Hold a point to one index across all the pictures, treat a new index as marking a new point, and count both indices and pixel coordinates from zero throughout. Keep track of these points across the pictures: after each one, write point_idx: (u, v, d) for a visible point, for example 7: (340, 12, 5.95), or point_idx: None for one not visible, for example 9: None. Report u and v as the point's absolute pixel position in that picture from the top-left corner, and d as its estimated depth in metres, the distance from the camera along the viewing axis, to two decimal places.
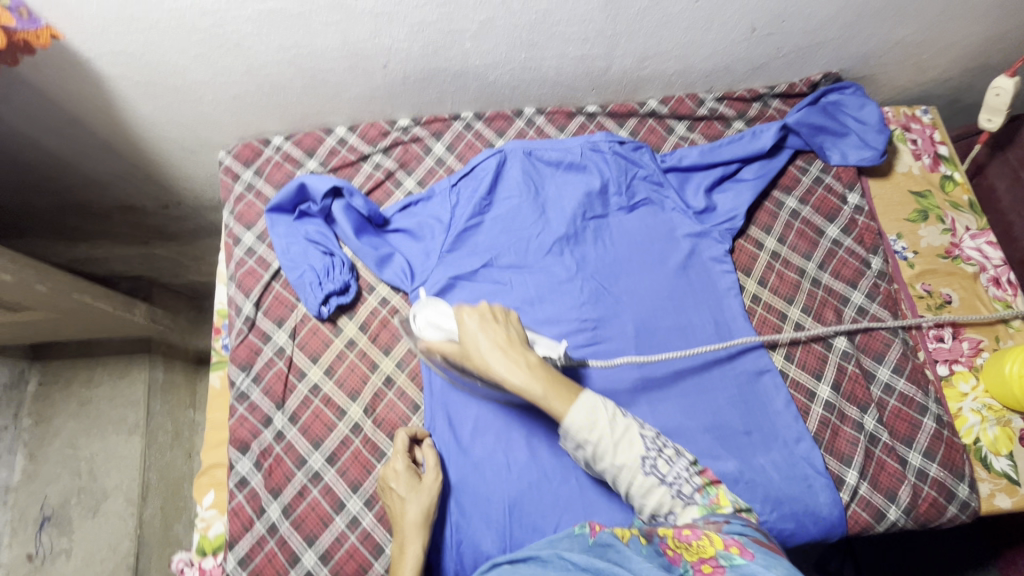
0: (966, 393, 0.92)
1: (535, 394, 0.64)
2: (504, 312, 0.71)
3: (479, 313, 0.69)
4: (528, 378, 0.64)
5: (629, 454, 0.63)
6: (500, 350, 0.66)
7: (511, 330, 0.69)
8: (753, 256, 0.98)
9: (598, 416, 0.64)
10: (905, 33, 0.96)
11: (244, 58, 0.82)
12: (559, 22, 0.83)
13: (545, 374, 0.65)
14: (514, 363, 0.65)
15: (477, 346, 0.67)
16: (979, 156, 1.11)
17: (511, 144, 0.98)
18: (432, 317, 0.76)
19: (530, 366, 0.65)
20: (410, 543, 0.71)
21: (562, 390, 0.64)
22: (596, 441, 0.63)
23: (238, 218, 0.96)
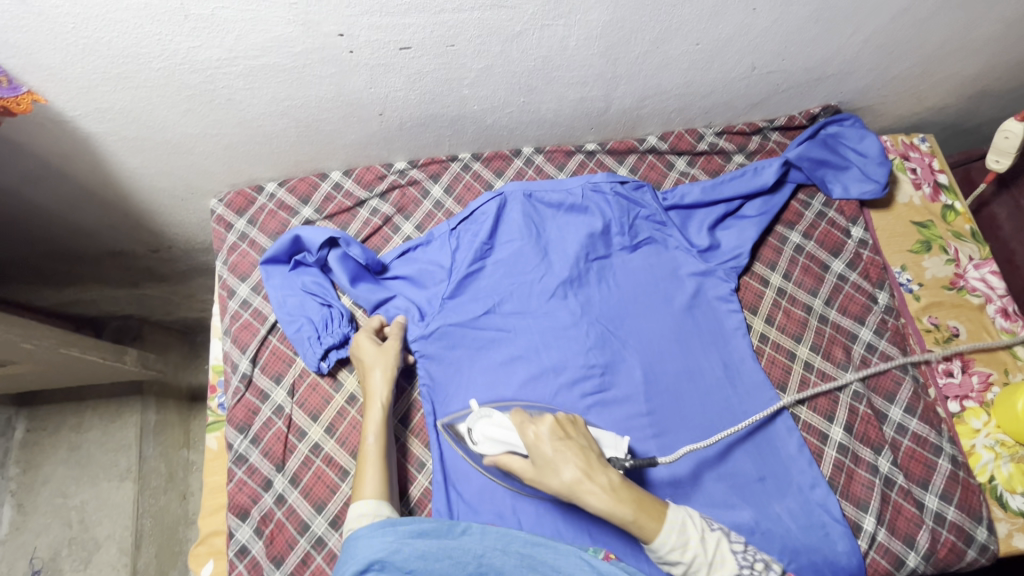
0: (978, 430, 0.90)
1: (628, 518, 0.65)
2: (569, 420, 0.72)
3: (547, 428, 0.70)
4: (612, 499, 0.65)
5: (724, 571, 0.64)
6: (580, 471, 0.67)
7: (583, 442, 0.70)
8: (759, 293, 0.97)
9: (683, 536, 0.65)
10: (904, 67, 0.96)
11: (235, 111, 0.79)
12: (558, 68, 0.81)
13: (631, 494, 0.66)
14: (598, 486, 0.66)
15: (554, 470, 0.67)
16: (984, 193, 1.12)
17: (510, 186, 0.96)
18: (489, 431, 0.74)
19: (614, 489, 0.66)
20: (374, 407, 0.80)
21: (650, 508, 0.66)
22: (693, 559, 0.64)
23: (232, 269, 0.94)
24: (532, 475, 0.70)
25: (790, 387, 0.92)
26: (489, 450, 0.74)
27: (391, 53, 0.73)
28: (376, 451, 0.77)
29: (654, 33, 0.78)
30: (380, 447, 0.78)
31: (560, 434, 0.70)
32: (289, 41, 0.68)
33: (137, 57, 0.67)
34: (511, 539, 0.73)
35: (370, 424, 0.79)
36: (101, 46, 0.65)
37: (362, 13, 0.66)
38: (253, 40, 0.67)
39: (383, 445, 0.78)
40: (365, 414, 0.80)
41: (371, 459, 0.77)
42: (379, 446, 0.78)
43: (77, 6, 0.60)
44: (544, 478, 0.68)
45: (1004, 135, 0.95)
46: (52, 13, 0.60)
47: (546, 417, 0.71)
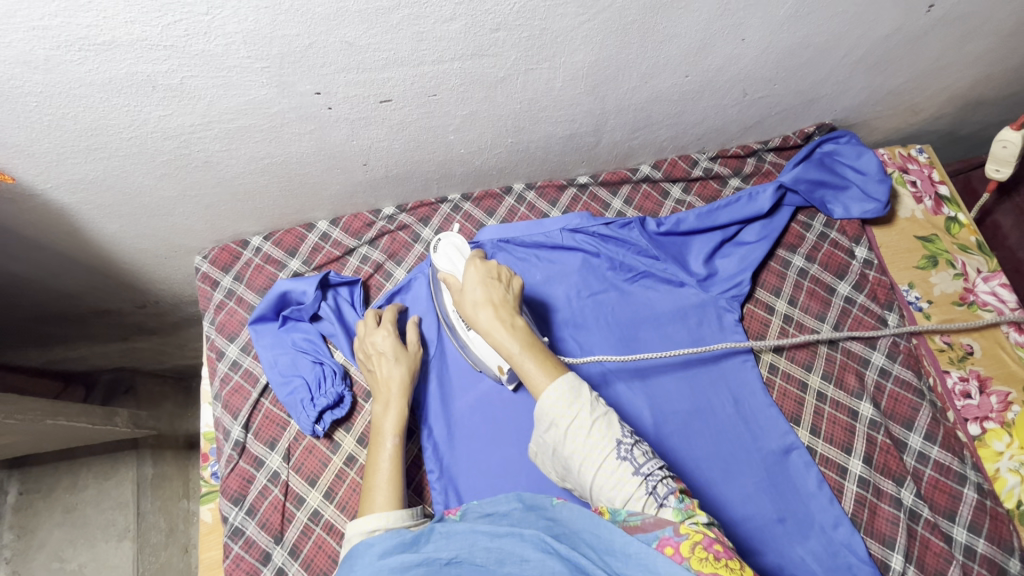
0: (1001, 452, 0.87)
1: (513, 353, 0.68)
2: (507, 274, 0.77)
3: (485, 271, 0.75)
4: (507, 334, 0.69)
5: (600, 439, 0.61)
6: (488, 301, 0.72)
7: (507, 292, 0.74)
8: (765, 322, 0.94)
9: (574, 391, 0.64)
10: (898, 82, 0.94)
11: (214, 171, 0.76)
12: (546, 108, 0.79)
13: (525, 338, 0.69)
14: (499, 317, 0.71)
15: (469, 295, 0.74)
16: (987, 204, 1.10)
17: (485, 234, 0.93)
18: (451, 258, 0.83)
19: (513, 325, 0.70)
20: (395, 407, 0.78)
21: (539, 355, 0.68)
22: (571, 413, 0.62)
23: (220, 329, 0.91)
24: (455, 301, 0.76)
25: (804, 419, 0.88)
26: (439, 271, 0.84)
27: (372, 107, 0.70)
28: (390, 456, 0.74)
29: (643, 68, 0.75)
30: (394, 454, 0.74)
31: (495, 275, 0.75)
32: (265, 102, 0.66)
33: (107, 128, 0.64)
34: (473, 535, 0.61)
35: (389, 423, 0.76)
36: (68, 120, 0.62)
37: (339, 71, 0.63)
38: (226, 104, 0.65)
39: (399, 450, 0.75)
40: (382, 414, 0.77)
41: (385, 464, 0.73)
42: (397, 449, 0.75)
43: (38, 85, 0.57)
44: (459, 302, 0.75)
45: (1003, 144, 0.93)
46: (13, 93, 0.57)
47: (489, 264, 0.77)
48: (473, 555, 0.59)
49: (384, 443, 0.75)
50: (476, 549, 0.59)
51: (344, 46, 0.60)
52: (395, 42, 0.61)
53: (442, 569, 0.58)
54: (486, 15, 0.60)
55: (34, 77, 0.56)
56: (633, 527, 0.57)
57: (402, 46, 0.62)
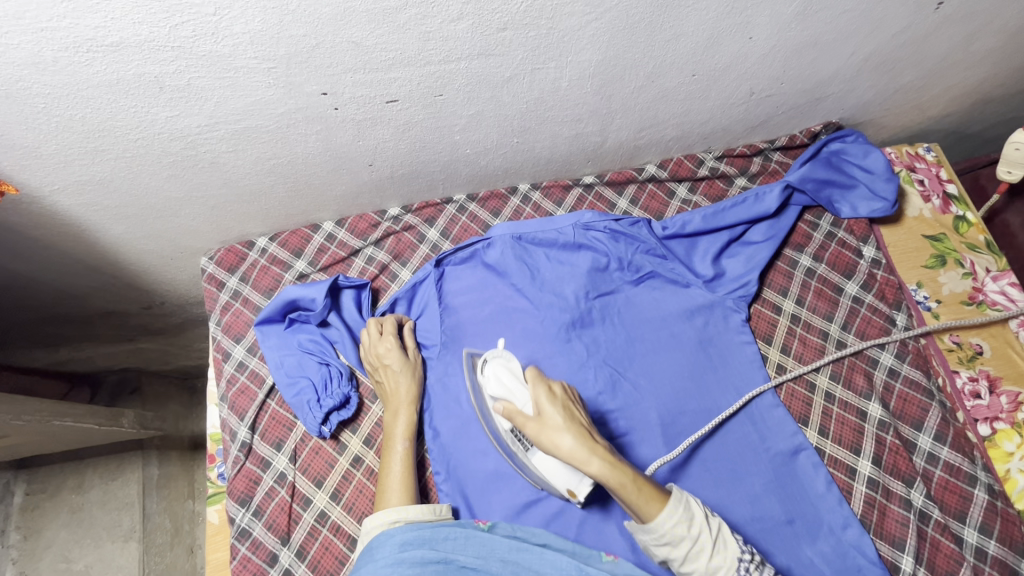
0: (1012, 453, 0.86)
1: (627, 485, 0.62)
2: (573, 394, 0.70)
3: (558, 391, 0.68)
4: (613, 467, 0.62)
5: (722, 562, 0.63)
6: (583, 439, 0.63)
7: (581, 412, 0.68)
8: (772, 322, 0.93)
9: (686, 512, 0.64)
10: (905, 81, 0.93)
11: (220, 172, 0.76)
12: (552, 108, 0.79)
13: (629, 466, 0.64)
14: (599, 450, 0.63)
15: (554, 429, 0.64)
16: (997, 203, 1.09)
17: (499, 228, 0.93)
18: (500, 375, 0.74)
19: (613, 457, 0.63)
20: (403, 416, 0.81)
21: (650, 487, 0.63)
22: (693, 535, 0.63)
23: (226, 330, 0.91)
24: (531, 431, 0.66)
25: (813, 419, 0.88)
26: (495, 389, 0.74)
27: (378, 107, 0.70)
28: (401, 460, 0.78)
29: (650, 67, 0.75)
30: (405, 458, 0.78)
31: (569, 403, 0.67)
32: (272, 103, 0.66)
33: (114, 130, 0.64)
34: (493, 544, 0.70)
35: (400, 428, 0.80)
36: (75, 122, 0.62)
37: (346, 71, 0.63)
38: (233, 104, 0.65)
39: (409, 454, 0.79)
40: (393, 419, 0.81)
41: (396, 466, 0.77)
42: (408, 452, 0.79)
43: (46, 86, 0.57)
44: (542, 435, 0.65)
45: (1015, 146, 0.92)
46: (20, 94, 0.57)
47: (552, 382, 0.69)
48: (490, 564, 0.68)
49: (395, 449, 0.79)
50: (494, 560, 0.68)
51: (351, 46, 0.60)
52: (402, 42, 0.61)
53: (460, 572, 0.66)
54: (493, 14, 0.60)
55: (42, 78, 0.56)
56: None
57: (409, 45, 0.62)
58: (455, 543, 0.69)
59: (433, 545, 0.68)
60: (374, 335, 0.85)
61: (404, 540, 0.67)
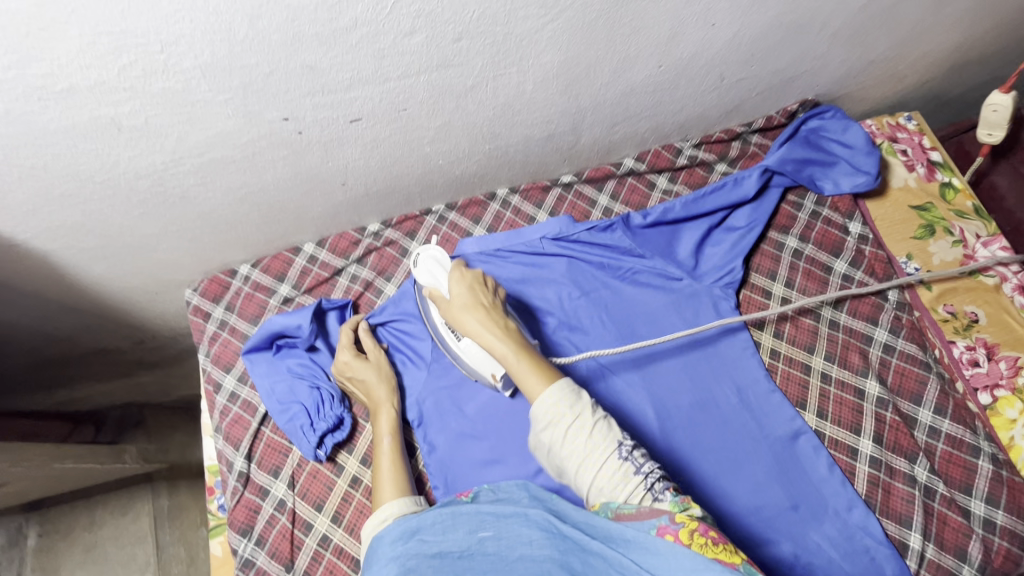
0: (1015, 420, 0.84)
1: (511, 357, 0.67)
2: (494, 285, 0.76)
3: (471, 275, 0.75)
4: (501, 337, 0.69)
5: (600, 440, 0.61)
6: (477, 314, 0.71)
7: (494, 294, 0.75)
8: (762, 307, 0.93)
9: (572, 394, 0.63)
10: (877, 53, 0.92)
11: (192, 206, 0.76)
12: (519, 111, 0.78)
13: (520, 340, 0.69)
14: (491, 321, 0.70)
15: (455, 304, 0.73)
16: (982, 166, 1.06)
17: (473, 241, 0.92)
18: (432, 264, 0.80)
19: (506, 329, 0.70)
20: (383, 411, 0.81)
21: (537, 365, 0.67)
22: (573, 413, 0.62)
23: (216, 360, 0.90)
24: (443, 313, 0.75)
25: (810, 402, 0.87)
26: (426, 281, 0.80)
27: (343, 127, 0.70)
28: (391, 455, 0.78)
29: (614, 63, 0.74)
30: (393, 452, 0.78)
31: (479, 288, 0.74)
32: (233, 133, 0.65)
33: (78, 174, 0.64)
34: (480, 518, 0.65)
35: (381, 425, 0.80)
36: (38, 170, 0.62)
37: (305, 95, 0.63)
38: (195, 138, 0.64)
39: (395, 448, 0.79)
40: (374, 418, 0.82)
41: (383, 463, 0.77)
42: (393, 445, 0.79)
43: (2, 138, 0.56)
44: (448, 309, 0.73)
45: (993, 108, 0.91)
46: None
47: (473, 271, 0.77)
48: (483, 546, 0.63)
49: (382, 444, 0.79)
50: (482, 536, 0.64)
51: (306, 70, 0.59)
52: (357, 61, 0.60)
53: (455, 562, 0.61)
54: (446, 26, 0.59)
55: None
56: (624, 515, 0.58)
57: (364, 64, 0.61)
58: (443, 528, 0.65)
59: (420, 537, 0.65)
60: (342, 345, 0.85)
61: (394, 537, 0.66)
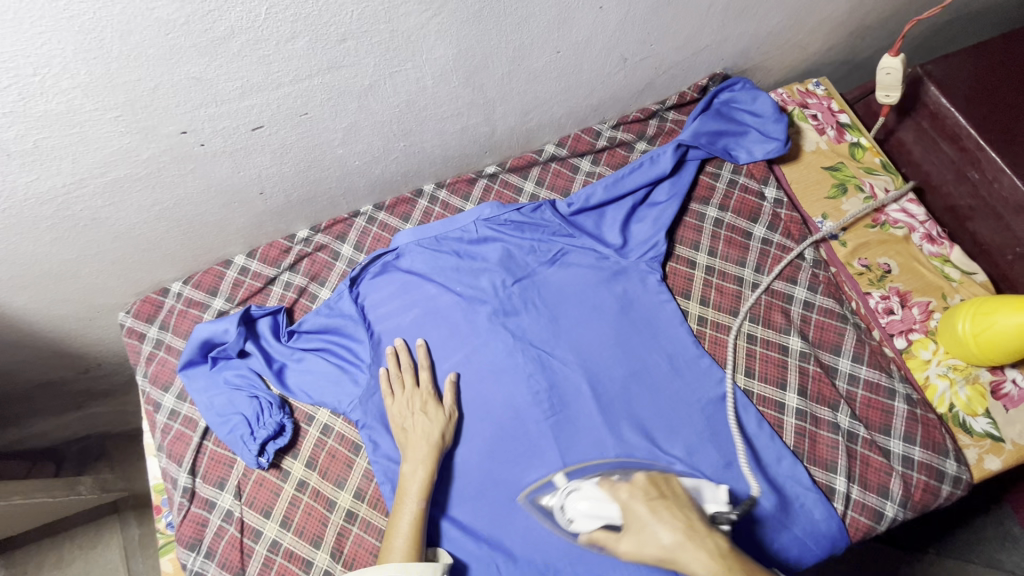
0: (929, 360, 0.90)
1: None
2: (665, 483, 0.72)
3: (641, 489, 0.71)
4: (718, 568, 0.61)
5: None
6: (682, 536, 0.64)
7: (676, 502, 0.69)
8: (688, 277, 0.96)
9: None
10: (774, 22, 0.96)
11: (106, 227, 0.76)
12: (426, 107, 0.79)
13: (742, 563, 0.63)
14: (705, 548, 0.63)
15: (653, 531, 0.66)
16: (889, 123, 1.12)
17: (403, 238, 0.93)
18: (579, 506, 0.73)
19: (722, 554, 0.63)
20: (419, 471, 0.78)
21: None
22: None
23: (154, 380, 0.90)
24: (631, 546, 0.68)
25: (738, 363, 0.90)
26: (581, 526, 0.73)
27: (246, 136, 0.70)
28: (413, 521, 0.75)
29: (510, 51, 0.76)
30: (417, 518, 0.75)
31: (658, 495, 0.70)
32: (131, 150, 0.66)
33: None
34: None
35: (414, 488, 0.77)
36: None
37: (198, 107, 0.63)
38: (92, 158, 0.64)
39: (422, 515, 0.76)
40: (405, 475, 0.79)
41: (404, 527, 0.74)
42: (418, 513, 0.75)
43: None
44: (641, 543, 0.67)
45: (886, 71, 0.96)
46: None
47: (638, 480, 0.73)
48: None
49: (408, 506, 0.76)
50: None
51: (192, 81, 0.60)
52: (244, 69, 0.61)
53: None
54: (327, 28, 0.60)
55: None
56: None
57: (253, 71, 0.62)
58: None
59: None
60: (393, 388, 0.84)
61: None
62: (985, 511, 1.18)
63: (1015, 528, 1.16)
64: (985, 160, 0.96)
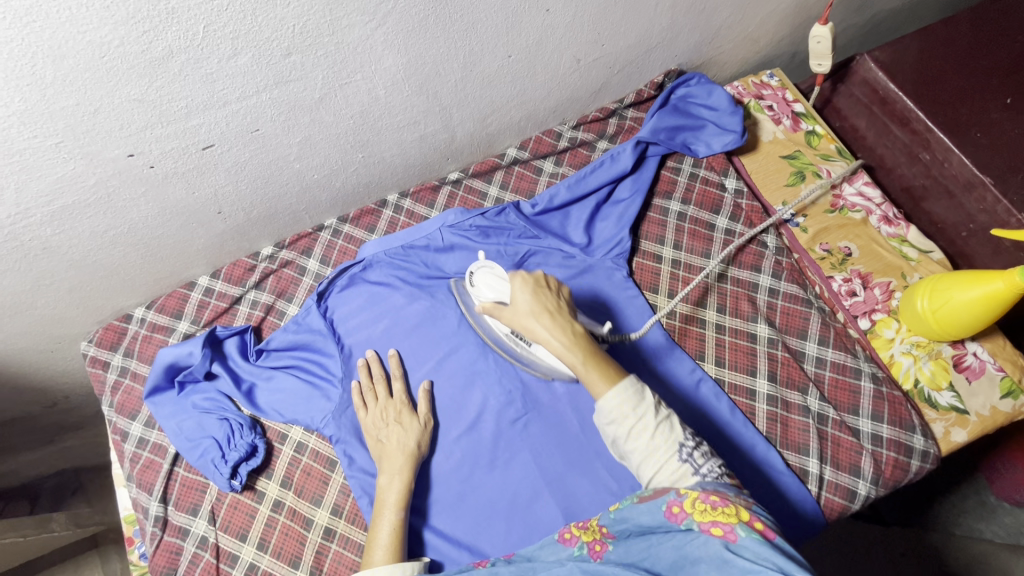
0: (892, 339, 0.92)
1: (577, 364, 0.66)
2: (555, 282, 0.73)
3: (533, 280, 0.71)
4: (567, 347, 0.66)
5: (663, 442, 0.61)
6: (542, 317, 0.68)
7: (559, 296, 0.71)
8: (655, 271, 0.97)
9: (636, 394, 0.62)
10: (723, 18, 0.97)
11: (59, 256, 0.75)
12: (381, 116, 0.79)
13: (586, 348, 0.67)
14: (560, 327, 0.67)
15: (517, 305, 0.70)
16: (824, 92, 1.15)
17: (369, 249, 0.93)
18: (490, 282, 0.78)
19: (574, 335, 0.67)
20: (396, 480, 0.77)
21: (608, 367, 0.65)
22: (637, 415, 0.61)
23: (120, 409, 0.89)
24: (506, 320, 0.71)
25: (708, 354, 0.91)
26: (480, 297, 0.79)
27: (197, 155, 0.69)
28: (391, 532, 0.72)
29: (461, 58, 0.76)
30: (397, 527, 0.73)
31: (540, 288, 0.71)
32: (77, 176, 0.64)
33: None
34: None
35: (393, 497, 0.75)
36: None
37: (143, 129, 0.63)
38: (37, 186, 0.63)
39: (401, 524, 0.74)
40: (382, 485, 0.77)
41: (382, 536, 0.72)
42: (398, 522, 0.73)
43: None
44: (512, 318, 0.70)
45: (817, 40, 0.97)
46: None
47: (533, 274, 0.73)
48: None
49: (385, 517, 0.74)
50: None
51: (135, 104, 0.60)
52: (188, 89, 0.61)
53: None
54: (270, 44, 0.60)
55: None
56: (644, 499, 0.59)
57: (197, 91, 0.61)
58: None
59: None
60: (367, 400, 0.83)
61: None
62: (961, 484, 1.20)
63: (991, 498, 1.19)
64: (936, 141, 0.99)
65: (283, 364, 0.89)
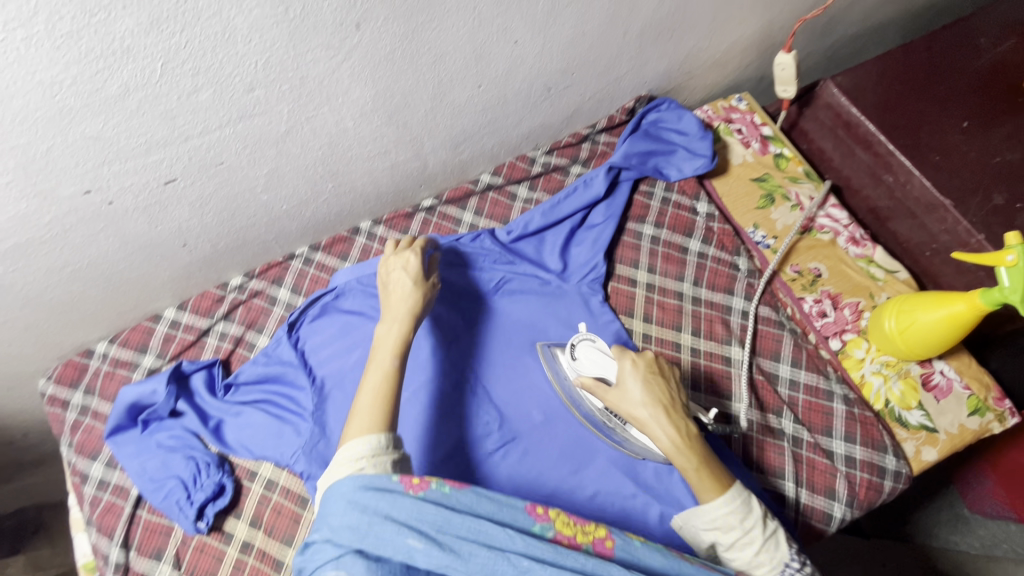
0: (863, 359, 0.93)
1: (688, 469, 0.66)
2: (665, 365, 0.74)
3: (644, 364, 0.72)
4: (677, 445, 0.67)
5: (767, 561, 0.64)
6: (655, 412, 0.69)
7: (670, 384, 0.72)
8: (630, 295, 0.97)
9: (743, 506, 0.65)
10: (690, 45, 0.99)
11: (11, 294, 0.72)
12: (351, 146, 0.78)
13: (700, 450, 0.67)
14: (672, 425, 0.68)
15: (630, 396, 0.70)
16: (792, 115, 1.18)
17: (342, 277, 0.91)
18: (592, 355, 0.76)
19: (685, 435, 0.67)
20: (399, 324, 0.70)
21: (715, 474, 0.66)
22: (743, 528, 0.64)
23: (80, 449, 0.85)
24: (612, 403, 0.72)
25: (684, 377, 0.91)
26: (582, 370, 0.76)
27: (159, 190, 0.68)
28: (385, 378, 0.65)
29: (430, 88, 0.76)
30: (391, 375, 0.65)
31: (653, 376, 0.72)
32: (31, 214, 0.62)
33: None
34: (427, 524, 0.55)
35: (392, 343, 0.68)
36: None
37: (99, 166, 0.61)
38: None
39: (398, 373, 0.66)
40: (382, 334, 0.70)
41: (374, 380, 0.64)
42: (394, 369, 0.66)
43: None
44: (620, 403, 0.71)
45: (781, 67, 1.00)
46: None
47: (643, 355, 0.74)
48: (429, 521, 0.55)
49: (379, 361, 0.66)
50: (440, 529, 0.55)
51: (90, 141, 0.58)
52: (146, 125, 0.59)
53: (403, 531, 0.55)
54: (232, 79, 0.59)
55: None
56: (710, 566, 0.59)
57: (156, 127, 0.60)
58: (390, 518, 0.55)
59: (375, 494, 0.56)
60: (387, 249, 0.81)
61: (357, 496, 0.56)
62: (935, 497, 1.22)
63: (964, 511, 1.19)
64: (897, 164, 1.02)
65: (253, 399, 0.87)
